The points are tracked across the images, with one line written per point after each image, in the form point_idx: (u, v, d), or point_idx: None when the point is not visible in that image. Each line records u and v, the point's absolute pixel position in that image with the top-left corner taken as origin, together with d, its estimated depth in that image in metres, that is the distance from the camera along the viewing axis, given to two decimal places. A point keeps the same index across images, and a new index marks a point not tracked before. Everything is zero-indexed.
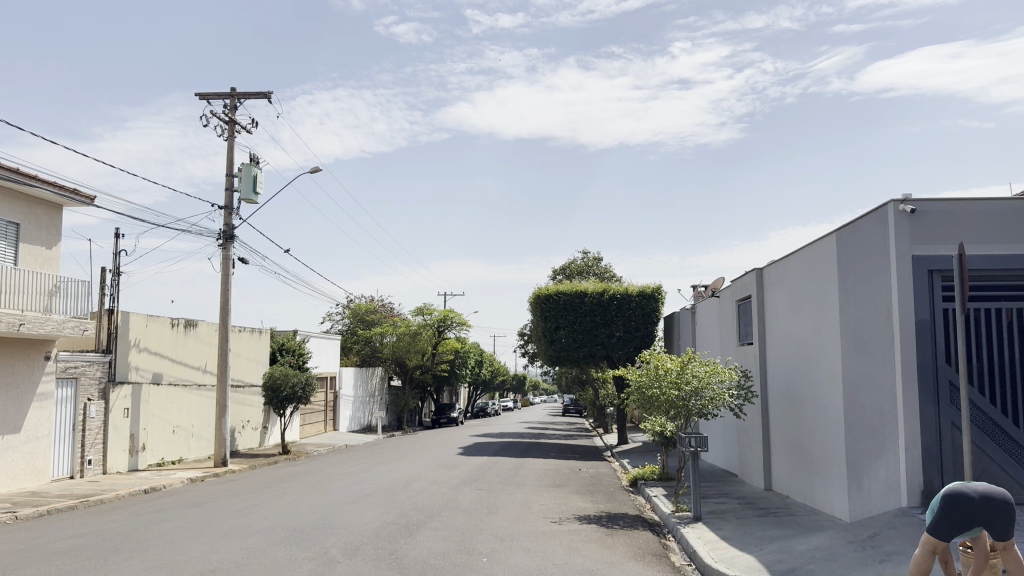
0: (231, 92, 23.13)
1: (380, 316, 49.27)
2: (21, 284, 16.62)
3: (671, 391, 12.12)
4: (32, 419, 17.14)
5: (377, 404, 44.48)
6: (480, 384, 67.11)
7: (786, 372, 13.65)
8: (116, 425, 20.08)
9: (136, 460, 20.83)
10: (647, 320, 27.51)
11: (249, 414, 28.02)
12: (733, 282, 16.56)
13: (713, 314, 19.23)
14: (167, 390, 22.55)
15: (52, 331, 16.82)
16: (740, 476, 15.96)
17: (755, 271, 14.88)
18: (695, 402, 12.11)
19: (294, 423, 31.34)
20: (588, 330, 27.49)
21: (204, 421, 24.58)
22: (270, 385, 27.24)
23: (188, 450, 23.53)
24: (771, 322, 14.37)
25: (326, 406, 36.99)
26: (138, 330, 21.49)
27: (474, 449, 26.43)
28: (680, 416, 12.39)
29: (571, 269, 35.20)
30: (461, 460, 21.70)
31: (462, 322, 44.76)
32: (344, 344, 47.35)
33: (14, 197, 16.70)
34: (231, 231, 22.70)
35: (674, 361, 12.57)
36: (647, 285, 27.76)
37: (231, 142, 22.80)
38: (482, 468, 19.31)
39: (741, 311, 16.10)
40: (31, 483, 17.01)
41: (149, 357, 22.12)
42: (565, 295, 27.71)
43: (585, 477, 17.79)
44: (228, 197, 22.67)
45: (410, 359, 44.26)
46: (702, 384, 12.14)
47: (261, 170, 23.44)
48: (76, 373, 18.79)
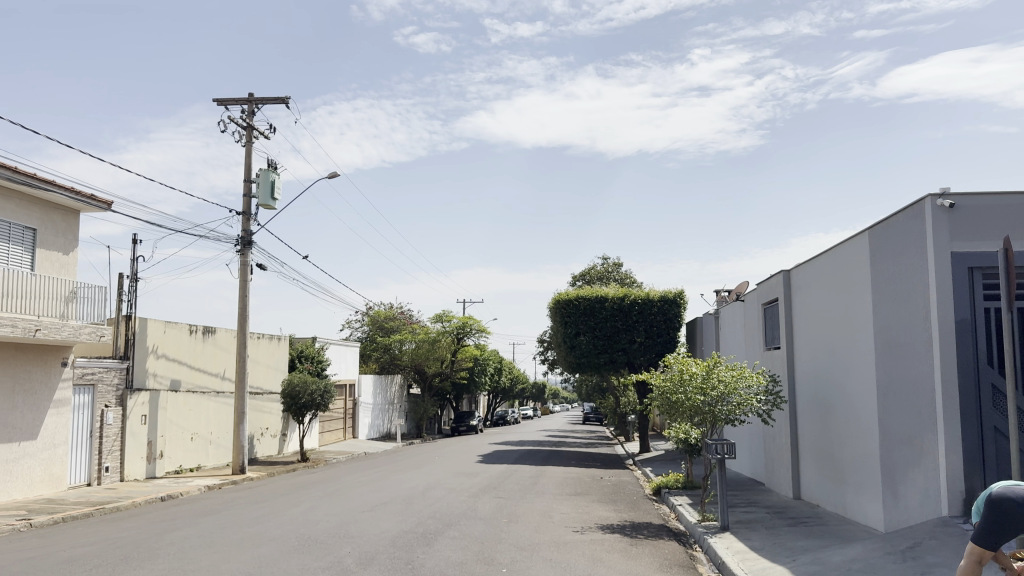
0: (248, 98, 23.05)
1: (399, 324, 49.15)
2: (38, 290, 16.56)
3: (697, 396, 11.71)
4: (49, 426, 17.06)
5: (396, 411, 44.29)
6: (499, 391, 66.78)
7: (817, 377, 13.14)
8: (133, 432, 19.97)
9: (154, 467, 20.70)
10: (669, 325, 27.07)
11: (268, 421, 27.88)
12: (759, 286, 16.11)
13: (738, 318, 18.77)
14: (185, 397, 22.43)
15: (68, 337, 16.73)
16: (768, 484, 15.47)
17: (783, 273, 14.43)
18: (722, 408, 11.71)
19: (313, 431, 31.19)
20: (609, 335, 27.09)
21: (222, 428, 24.45)
22: (289, 392, 27.09)
23: (206, 457, 23.38)
24: (800, 325, 13.86)
25: (345, 414, 36.82)
26: (156, 337, 21.40)
27: (493, 457, 26.09)
28: (706, 422, 11.99)
29: (591, 275, 34.82)
30: (481, 468, 21.36)
31: (481, 329, 44.49)
32: (363, 352, 47.27)
33: (31, 202, 16.65)
34: (249, 237, 22.57)
35: (700, 365, 12.15)
36: (668, 290, 27.32)
37: (249, 148, 22.72)
38: (501, 476, 18.99)
39: (768, 315, 15.61)
40: (48, 490, 16.91)
41: (167, 364, 22.02)
42: (585, 301, 27.35)
43: (607, 485, 17.40)
44: (246, 203, 22.56)
45: (430, 366, 44.06)
46: (729, 390, 11.74)
47: (279, 176, 23.33)
48: (93, 379, 18.70)
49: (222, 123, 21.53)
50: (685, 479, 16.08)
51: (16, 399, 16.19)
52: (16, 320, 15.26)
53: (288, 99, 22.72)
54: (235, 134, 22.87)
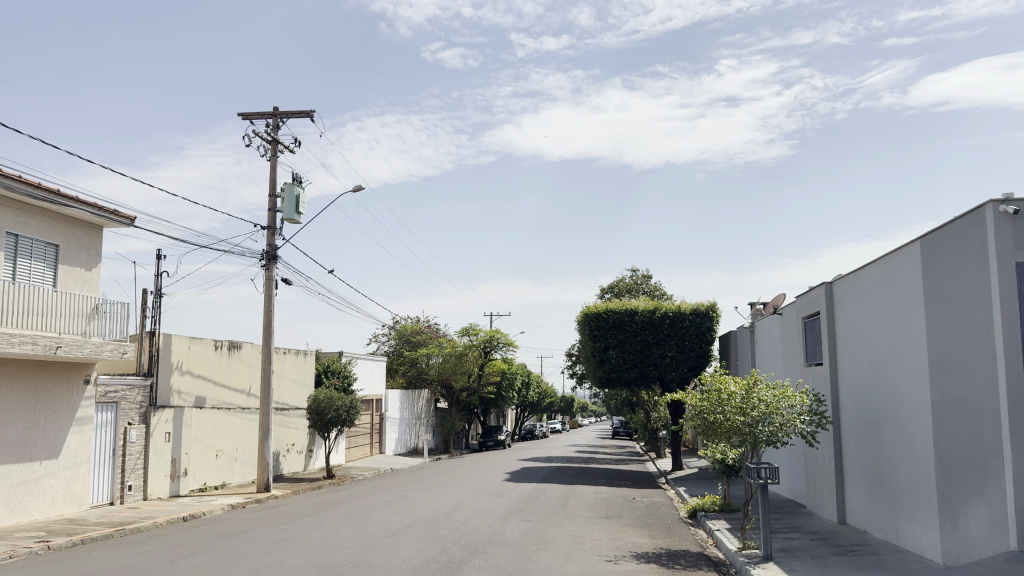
0: (274, 112, 22.86)
1: (425, 337, 48.77)
2: (60, 307, 16.38)
3: (736, 417, 11.11)
4: (71, 445, 16.85)
5: (423, 426, 43.87)
6: (527, 405, 66.14)
7: (863, 394, 12.51)
8: (157, 450, 19.73)
9: (178, 485, 20.44)
10: (701, 339, 26.35)
11: (293, 437, 27.56)
12: (798, 299, 15.48)
13: (776, 332, 18.09)
14: (210, 413, 22.18)
15: (90, 355, 16.52)
16: (810, 507, 14.74)
17: (824, 285, 13.82)
18: (763, 429, 11.08)
19: (339, 446, 30.84)
20: (639, 349, 26.42)
21: (247, 444, 24.16)
22: (315, 408, 26.76)
23: (231, 475, 23.09)
24: (844, 340, 13.24)
25: (372, 429, 36.43)
26: (180, 353, 21.18)
27: (522, 474, 25.53)
28: (747, 444, 11.37)
29: (620, 288, 34.20)
30: (509, 487, 20.81)
31: (509, 342, 44.00)
32: (390, 366, 46.95)
33: (52, 218, 16.49)
34: (274, 252, 22.33)
35: (739, 383, 11.56)
36: (701, 303, 26.62)
37: (275, 163, 22.53)
38: (530, 496, 18.41)
39: (808, 329, 14.98)
40: (70, 510, 16.68)
41: (192, 380, 21.79)
42: (614, 314, 26.74)
43: (640, 507, 16.73)
44: (271, 217, 22.32)
45: (456, 380, 43.64)
46: (771, 410, 11.11)
47: (304, 190, 23.08)
48: (116, 397, 18.49)
49: (247, 137, 21.33)
50: (722, 501, 15.39)
51: (37, 418, 15.98)
52: (37, 338, 15.05)
53: (313, 113, 22.50)
54: (260, 148, 22.67)
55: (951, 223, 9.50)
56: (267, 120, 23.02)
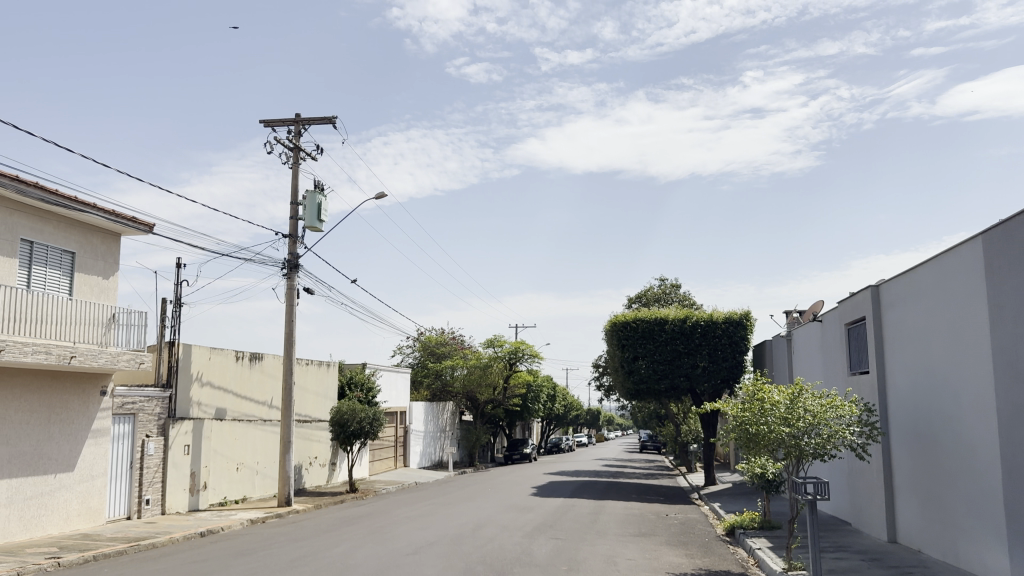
0: (295, 119, 22.48)
1: (450, 349, 48.16)
2: (76, 316, 16.03)
3: (781, 428, 10.37)
4: (86, 457, 16.46)
5: (448, 439, 43.22)
6: (553, 418, 65.23)
7: (917, 404, 11.67)
8: (176, 463, 19.28)
9: (197, 500, 19.99)
10: (734, 349, 25.49)
11: (316, 450, 27.05)
12: (841, 303, 14.66)
13: (815, 339, 17.26)
14: (230, 426, 21.72)
15: (106, 365, 16.13)
16: (855, 525, 13.84)
17: (870, 288, 13.02)
18: (809, 442, 10.33)
19: (363, 459, 30.28)
20: (670, 360, 25.61)
21: (269, 457, 23.66)
22: (338, 420, 26.25)
23: (252, 489, 22.59)
24: (893, 346, 12.43)
25: (396, 443, 35.86)
26: (200, 363, 20.78)
27: (550, 489, 24.78)
28: (792, 457, 10.62)
29: (648, 297, 33.44)
30: (536, 502, 20.07)
31: (534, 354, 43.31)
32: (414, 378, 46.36)
33: (68, 226, 16.17)
34: (295, 261, 21.90)
35: (783, 392, 10.82)
36: (733, 311, 25.78)
37: (296, 170, 22.15)
38: (558, 512, 17.67)
39: (853, 336, 14.15)
40: (85, 525, 16.27)
41: (212, 392, 21.35)
42: (643, 323, 25.98)
43: (674, 524, 15.94)
44: (293, 225, 21.90)
45: (482, 393, 43.04)
46: (818, 421, 10.34)
47: (326, 198, 22.62)
48: (134, 409, 18.10)
49: (268, 143, 20.96)
50: (762, 517, 14.56)
51: (52, 430, 15.61)
52: (50, 347, 14.66)
53: (335, 119, 22.08)
54: (282, 155, 22.29)
55: (1016, 215, 8.68)
56: (289, 127, 22.65)
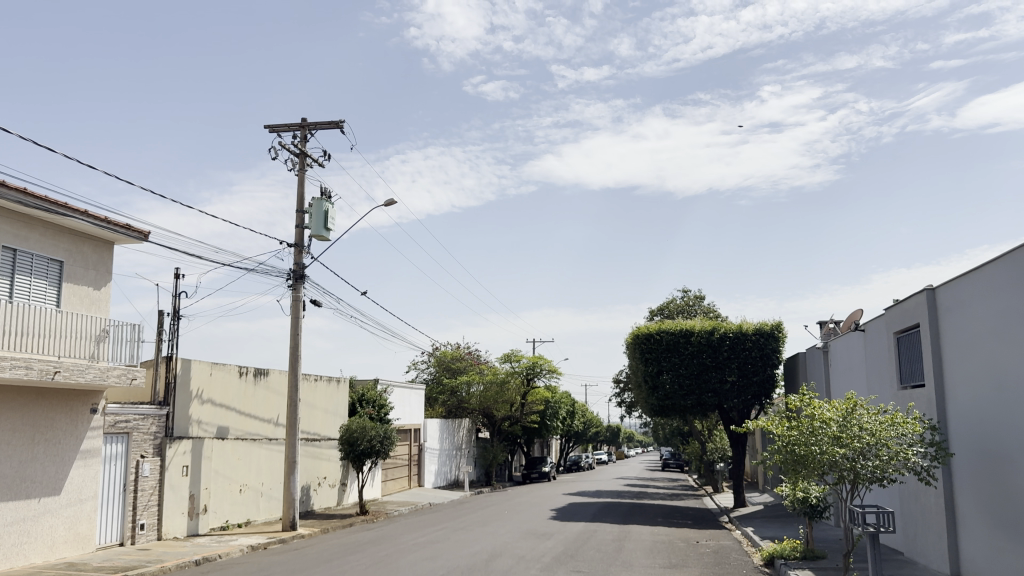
0: (302, 123, 21.52)
1: (466, 364, 46.95)
2: (64, 329, 15.09)
3: (833, 449, 9.12)
4: (75, 480, 15.45)
5: (465, 457, 41.99)
6: (572, 435, 63.76)
7: (984, 418, 10.36)
8: (173, 485, 18.22)
9: (197, 524, 18.91)
10: (765, 361, 24.13)
11: (326, 470, 25.88)
12: (889, 309, 13.33)
13: (858, 350, 15.92)
14: (233, 445, 20.67)
15: (95, 380, 15.16)
16: (909, 555, 12.47)
17: (926, 291, 11.71)
18: (866, 465, 9.05)
19: (375, 480, 29.11)
20: (697, 374, 24.27)
21: (275, 478, 22.57)
22: (347, 439, 25.11)
23: (256, 511, 21.49)
24: (953, 354, 11.15)
25: (409, 461, 34.68)
26: (200, 380, 19.75)
27: (570, 511, 23.45)
28: (844, 481, 9.35)
29: (670, 309, 32.17)
30: (555, 527, 18.82)
31: (552, 368, 42.06)
32: (430, 394, 45.23)
33: (55, 233, 15.26)
34: (301, 271, 20.87)
35: (836, 407, 9.56)
36: (764, 322, 24.45)
37: (302, 177, 21.19)
38: (580, 539, 16.42)
39: (903, 345, 12.85)
40: (73, 552, 15.24)
41: (213, 410, 20.31)
42: (667, 335, 24.70)
43: (706, 553, 14.61)
44: (298, 234, 20.89)
45: (498, 410, 41.85)
46: (877, 441, 9.06)
47: (333, 205, 21.60)
48: (127, 427, 17.10)
49: (272, 150, 20.03)
50: (804, 546, 13.20)
51: (36, 451, 14.62)
52: (32, 362, 13.68)
53: (343, 123, 21.10)
54: (288, 162, 21.34)
55: None
56: (294, 132, 21.69)
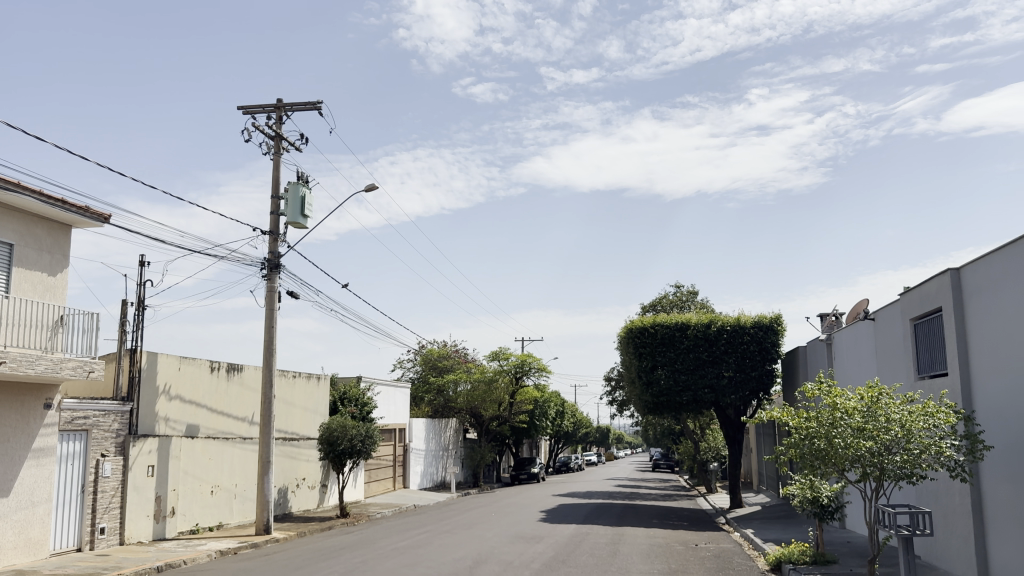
0: (277, 104, 20.43)
1: (453, 362, 45.82)
2: (13, 317, 13.97)
3: (857, 442, 8.17)
4: (26, 482, 14.29)
5: (451, 458, 40.93)
6: (561, 436, 62.76)
7: (1016, 409, 9.32)
8: (137, 487, 17.08)
9: (163, 527, 17.75)
10: (764, 356, 23.20)
11: (304, 470, 24.76)
12: (906, 294, 12.33)
13: (867, 340, 14.95)
14: (204, 444, 19.53)
15: (46, 372, 14.03)
16: (929, 559, 11.46)
17: (950, 273, 10.68)
18: (893, 460, 8.11)
19: (358, 481, 28.04)
20: (693, 369, 23.31)
21: (249, 478, 21.42)
22: (327, 438, 23.97)
23: (228, 514, 20.35)
24: (979, 341, 10.12)
25: (394, 462, 33.56)
26: (168, 374, 18.61)
27: (560, 513, 22.44)
28: (867, 479, 8.41)
29: (663, 304, 31.23)
30: (545, 530, 17.78)
31: (542, 367, 41.03)
32: (415, 394, 44.11)
33: (4, 213, 14.10)
34: (276, 260, 19.75)
35: (859, 396, 8.61)
36: (763, 315, 23.52)
37: (278, 161, 20.10)
38: (571, 543, 15.38)
39: (921, 332, 11.86)
40: (24, 559, 14.08)
41: (182, 407, 19.17)
42: (662, 328, 23.71)
43: (707, 558, 13.61)
44: (274, 221, 19.77)
45: (486, 409, 40.82)
46: (907, 434, 8.10)
47: (311, 190, 20.50)
48: (86, 425, 15.96)
49: (246, 131, 18.95)
50: (814, 550, 12.17)
51: None
52: None
53: (320, 104, 20.03)
54: (263, 145, 20.26)
55: None
56: (269, 113, 20.58)
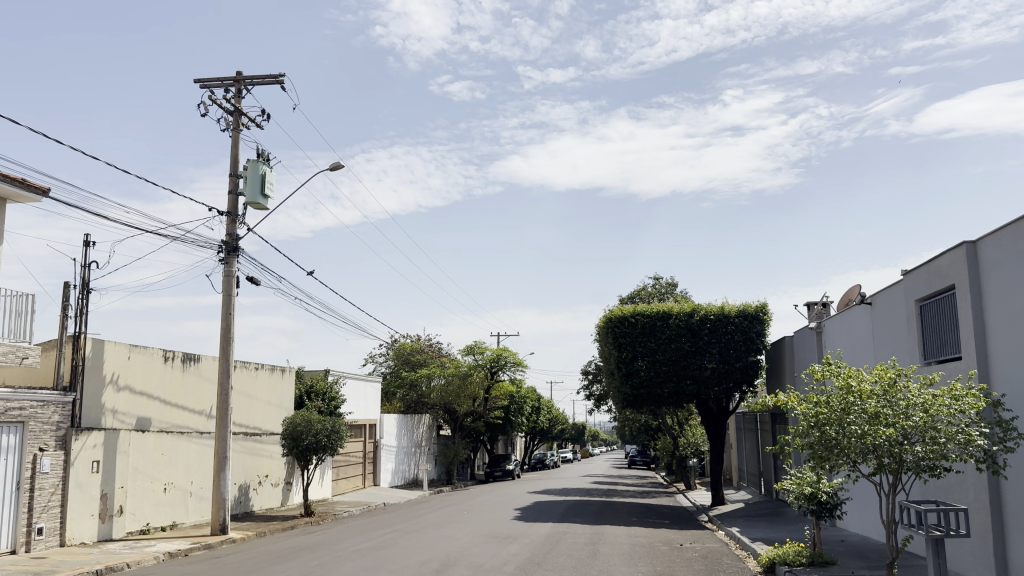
0: (236, 77, 19.20)
1: (426, 357, 44.66)
2: None
3: (874, 431, 7.25)
4: None
5: (424, 455, 39.82)
6: (537, 433, 61.96)
7: None
8: (80, 484, 15.81)
9: (109, 528, 16.49)
10: (748, 346, 22.39)
11: (267, 468, 23.51)
12: (910, 273, 11.46)
13: (862, 326, 14.11)
14: (156, 438, 18.31)
15: None
16: None
17: (964, 246, 9.79)
18: (913, 450, 7.20)
19: (325, 479, 26.89)
20: (674, 360, 22.42)
21: (206, 475, 20.20)
22: (290, 433, 22.76)
23: (184, 514, 19.14)
24: (998, 318, 9.21)
25: (364, 459, 32.39)
26: (116, 363, 17.34)
27: (535, 511, 21.45)
28: (883, 471, 7.51)
29: (641, 295, 30.39)
30: (520, 530, 16.76)
31: (517, 361, 40.11)
32: (387, 389, 42.88)
33: None
34: (234, 243, 18.53)
35: (874, 378, 7.71)
36: (748, 304, 22.69)
37: (237, 137, 18.90)
38: (547, 543, 14.37)
39: (928, 313, 11.00)
40: None
41: (132, 399, 17.90)
42: (643, 318, 22.81)
43: (695, 559, 12.67)
44: (232, 201, 18.54)
45: (461, 405, 39.75)
46: (929, 421, 7.20)
47: (272, 169, 19.30)
48: (21, 417, 14.68)
49: (202, 104, 17.72)
50: (810, 550, 11.27)
51: None
52: None
53: (283, 77, 18.86)
54: (221, 120, 19.03)
55: None
56: (227, 87, 19.35)
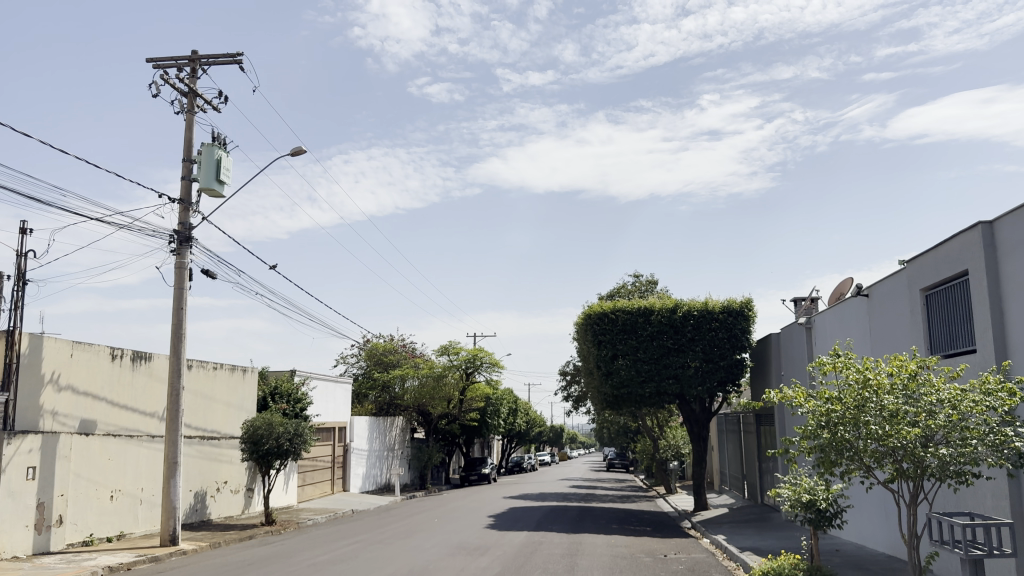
0: (192, 56, 17.96)
1: (399, 357, 43.46)
2: None
3: (895, 431, 6.26)
4: None
5: (397, 459, 38.60)
6: (514, 435, 60.90)
7: None
8: (13, 492, 14.47)
9: (46, 539, 15.16)
10: (733, 344, 21.46)
11: (225, 473, 22.22)
12: (915, 259, 10.51)
13: (858, 320, 13.16)
14: (101, 443, 17.01)
15: None
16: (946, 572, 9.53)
17: (980, 227, 8.82)
18: (939, 454, 6.20)
19: (290, 485, 25.64)
20: (656, 359, 21.46)
21: (157, 481, 18.90)
22: (251, 436, 21.48)
23: (132, 523, 17.86)
24: (1019, 305, 8.23)
25: (332, 463, 31.13)
26: (56, 361, 16.03)
27: (509, 518, 20.35)
28: (903, 478, 6.53)
29: (621, 293, 29.48)
30: (492, 540, 15.68)
31: (494, 362, 39.05)
32: (358, 390, 41.59)
33: None
34: (187, 232, 17.29)
35: (890, 370, 6.73)
36: (733, 299, 21.81)
37: (191, 119, 17.67)
38: (522, 555, 13.27)
39: (936, 303, 10.06)
40: None
41: (75, 400, 16.60)
42: (623, 314, 21.86)
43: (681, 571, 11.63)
44: (185, 187, 17.30)
45: (435, 406, 38.58)
46: (956, 420, 6.21)
47: (228, 154, 18.08)
48: None
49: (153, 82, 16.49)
50: (808, 564, 10.21)
51: None
52: None
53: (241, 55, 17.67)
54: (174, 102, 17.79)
55: None
56: (182, 66, 18.12)
